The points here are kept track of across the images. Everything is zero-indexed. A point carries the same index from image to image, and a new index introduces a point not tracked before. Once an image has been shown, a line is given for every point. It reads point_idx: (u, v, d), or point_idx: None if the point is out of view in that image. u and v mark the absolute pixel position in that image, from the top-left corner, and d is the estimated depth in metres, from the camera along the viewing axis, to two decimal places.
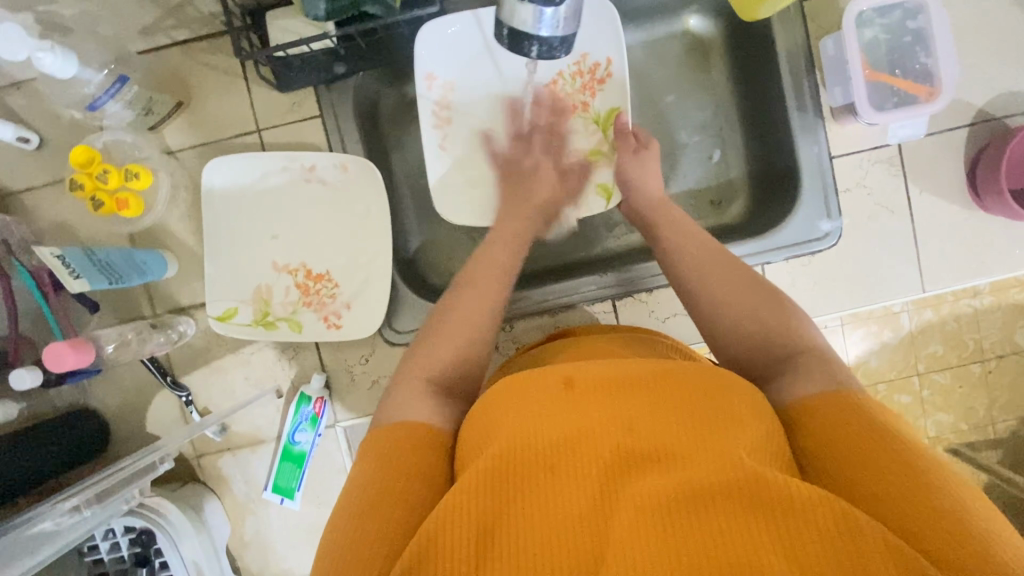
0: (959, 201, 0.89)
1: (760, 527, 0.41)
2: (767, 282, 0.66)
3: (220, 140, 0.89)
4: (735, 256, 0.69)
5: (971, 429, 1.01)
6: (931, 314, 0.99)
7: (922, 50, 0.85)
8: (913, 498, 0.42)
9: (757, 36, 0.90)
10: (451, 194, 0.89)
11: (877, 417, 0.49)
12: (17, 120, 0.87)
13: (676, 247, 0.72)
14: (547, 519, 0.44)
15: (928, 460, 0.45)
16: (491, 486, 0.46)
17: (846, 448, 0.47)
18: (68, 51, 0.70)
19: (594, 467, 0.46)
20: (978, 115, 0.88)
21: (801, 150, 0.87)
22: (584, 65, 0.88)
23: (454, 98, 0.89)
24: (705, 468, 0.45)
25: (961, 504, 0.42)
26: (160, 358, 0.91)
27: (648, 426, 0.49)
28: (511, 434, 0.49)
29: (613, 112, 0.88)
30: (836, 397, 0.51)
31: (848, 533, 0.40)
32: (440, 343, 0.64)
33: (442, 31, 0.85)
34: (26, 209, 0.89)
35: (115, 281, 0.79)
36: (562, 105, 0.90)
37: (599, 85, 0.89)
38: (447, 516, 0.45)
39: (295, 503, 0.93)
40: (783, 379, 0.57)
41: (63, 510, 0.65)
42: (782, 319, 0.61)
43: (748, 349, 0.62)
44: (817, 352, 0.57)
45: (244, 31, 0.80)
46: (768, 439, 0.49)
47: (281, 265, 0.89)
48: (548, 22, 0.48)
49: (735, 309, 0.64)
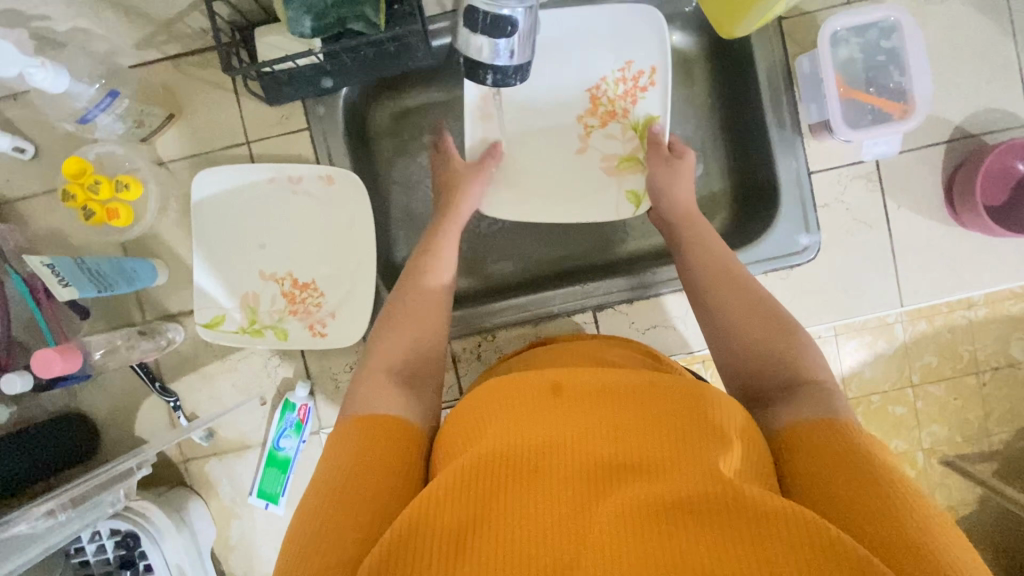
0: (936, 216, 0.90)
1: (738, 541, 0.41)
2: (782, 309, 0.65)
3: (211, 151, 0.91)
4: (750, 276, 0.70)
5: (968, 442, 0.99)
6: (925, 325, 0.96)
7: (896, 69, 0.87)
8: (893, 528, 0.43)
9: (737, 52, 0.92)
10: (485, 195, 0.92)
11: (865, 444, 0.50)
12: (15, 130, 0.90)
13: (695, 267, 0.72)
14: (526, 519, 0.44)
15: (908, 488, 0.46)
16: (473, 482, 0.46)
17: (828, 471, 0.48)
18: (59, 66, 0.72)
19: (575, 474, 0.46)
20: (956, 131, 0.89)
21: (780, 165, 0.89)
22: (629, 71, 0.90)
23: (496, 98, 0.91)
24: (685, 479, 0.45)
25: (932, 530, 0.42)
26: (149, 364, 0.93)
27: (632, 436, 0.49)
28: (498, 435, 0.50)
29: (651, 118, 0.90)
30: (827, 425, 0.52)
31: (825, 553, 0.40)
32: (391, 333, 0.67)
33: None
34: (22, 218, 0.91)
35: (104, 289, 0.81)
36: (602, 108, 0.92)
37: (642, 93, 0.90)
38: (426, 510, 0.45)
39: (280, 508, 0.94)
40: (785, 405, 0.57)
41: (38, 514, 0.66)
42: (791, 344, 0.61)
43: (750, 369, 0.62)
44: (824, 386, 0.57)
45: (233, 47, 0.83)
46: (752, 452, 0.50)
47: (268, 274, 0.91)
48: (503, 53, 0.51)
49: (747, 328, 0.64)
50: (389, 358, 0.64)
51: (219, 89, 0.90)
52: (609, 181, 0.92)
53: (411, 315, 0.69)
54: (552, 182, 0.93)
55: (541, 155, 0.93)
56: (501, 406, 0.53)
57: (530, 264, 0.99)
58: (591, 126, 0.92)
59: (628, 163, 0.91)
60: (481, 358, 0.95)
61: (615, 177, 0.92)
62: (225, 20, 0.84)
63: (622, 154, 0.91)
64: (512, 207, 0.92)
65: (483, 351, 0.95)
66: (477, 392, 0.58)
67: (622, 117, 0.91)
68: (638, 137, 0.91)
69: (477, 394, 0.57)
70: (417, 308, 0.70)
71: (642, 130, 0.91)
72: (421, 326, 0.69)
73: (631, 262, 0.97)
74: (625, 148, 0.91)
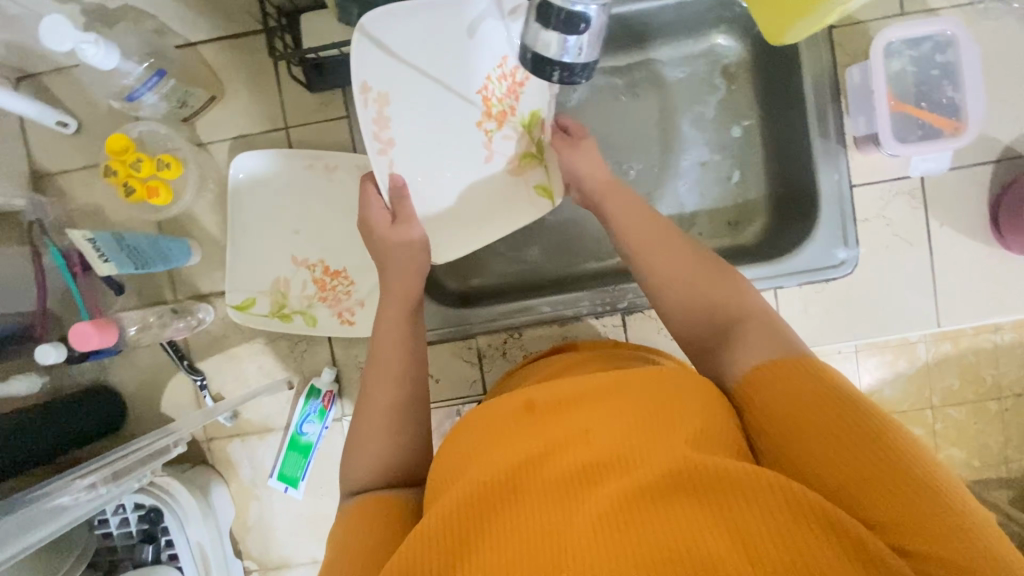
0: (978, 236, 0.88)
1: (723, 519, 0.41)
2: (719, 260, 0.66)
3: (251, 135, 0.92)
4: (672, 229, 0.70)
5: (986, 467, 0.96)
6: (949, 346, 0.94)
7: (949, 84, 0.84)
8: (866, 474, 0.43)
9: (784, 57, 0.90)
10: (440, 182, 0.85)
11: (828, 384, 0.48)
12: (57, 105, 0.91)
13: (629, 240, 0.70)
14: (514, 541, 0.42)
15: (870, 421, 0.45)
16: (456, 516, 0.45)
17: (794, 427, 0.47)
18: (110, 43, 0.72)
19: (554, 481, 0.45)
20: (1005, 151, 0.87)
21: (821, 177, 0.87)
22: (505, 67, 0.83)
23: (392, 111, 0.81)
24: (656, 461, 0.44)
25: (898, 461, 0.43)
26: (178, 342, 0.94)
27: (602, 430, 0.48)
28: (475, 466, 0.49)
29: (535, 114, 0.84)
30: (777, 366, 0.51)
31: (805, 523, 0.40)
32: (372, 429, 0.64)
33: (388, 26, 0.77)
34: (61, 191, 0.93)
35: (141, 266, 0.81)
36: (493, 109, 0.84)
37: (521, 88, 0.84)
38: (413, 551, 0.44)
39: (299, 492, 0.95)
40: (729, 348, 0.57)
41: (81, 486, 0.67)
42: (725, 288, 0.62)
43: (693, 317, 0.62)
44: (759, 317, 0.57)
45: (278, 31, 0.83)
46: (723, 426, 0.49)
47: (300, 260, 0.91)
48: (571, 50, 0.50)
49: (681, 278, 0.64)
50: (391, 436, 0.64)
51: (263, 74, 0.91)
52: (513, 184, 0.87)
53: (396, 399, 0.66)
54: (480, 185, 0.87)
55: (463, 180, 0.86)
56: (475, 435, 0.53)
57: (553, 262, 0.98)
58: (489, 130, 0.85)
59: (528, 161, 0.86)
60: (505, 355, 0.95)
61: (519, 177, 0.87)
62: (273, 4, 0.83)
63: (519, 152, 0.86)
64: (468, 218, 0.87)
65: (509, 347, 0.95)
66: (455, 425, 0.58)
67: (510, 116, 0.85)
68: (528, 134, 0.85)
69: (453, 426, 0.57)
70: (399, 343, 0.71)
71: (529, 125, 0.85)
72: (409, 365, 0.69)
73: None
74: (519, 148, 0.86)
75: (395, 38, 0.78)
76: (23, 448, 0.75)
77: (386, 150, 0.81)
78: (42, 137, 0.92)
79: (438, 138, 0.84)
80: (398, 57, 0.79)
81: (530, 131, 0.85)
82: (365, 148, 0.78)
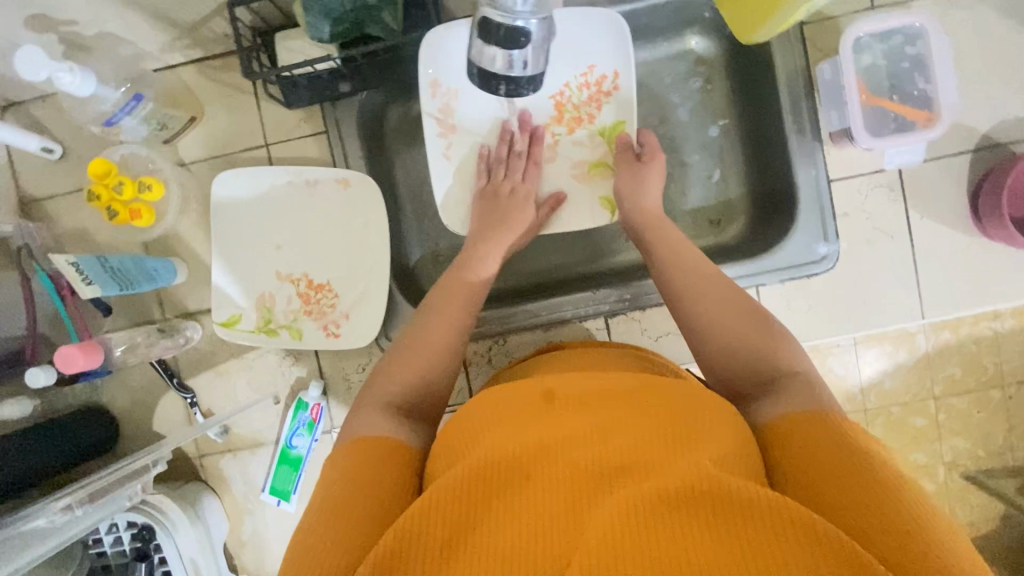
0: (960, 225, 0.88)
1: (730, 537, 0.41)
2: (769, 314, 0.65)
3: (230, 154, 0.93)
4: (723, 273, 0.70)
5: (991, 456, 0.96)
6: (949, 336, 0.94)
7: (921, 76, 0.85)
8: (883, 519, 0.42)
9: (757, 56, 0.90)
10: (463, 195, 0.90)
11: (858, 438, 0.49)
12: (43, 132, 0.93)
13: (667, 269, 0.72)
14: (516, 522, 0.43)
15: (893, 477, 0.45)
16: (463, 491, 0.46)
17: (815, 466, 0.47)
18: (86, 70, 0.73)
19: (565, 474, 0.46)
20: (983, 140, 0.87)
21: (798, 173, 0.87)
22: (591, 76, 0.88)
23: (457, 106, 0.88)
24: (672, 473, 0.44)
25: (918, 515, 0.42)
26: (168, 360, 0.95)
27: (621, 435, 0.49)
28: (488, 444, 0.50)
29: (618, 124, 0.88)
30: (812, 418, 0.52)
31: (813, 550, 0.40)
32: (371, 410, 0.60)
33: (453, 37, 0.84)
34: (48, 216, 0.94)
35: (126, 287, 0.82)
36: (567, 114, 0.89)
37: (605, 98, 0.88)
38: (417, 516, 0.45)
39: (291, 506, 0.96)
40: (766, 398, 0.57)
41: (53, 509, 0.68)
42: (769, 341, 0.62)
43: (735, 367, 0.62)
44: (805, 376, 0.58)
45: (254, 52, 0.85)
46: (741, 448, 0.49)
47: (284, 275, 0.92)
48: (515, 64, 0.51)
49: (729, 325, 0.64)
50: None
51: (242, 93, 0.92)
52: (578, 188, 0.90)
53: (408, 374, 0.64)
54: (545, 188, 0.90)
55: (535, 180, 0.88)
56: (494, 414, 0.54)
57: (537, 268, 0.99)
58: (558, 133, 0.90)
59: (598, 169, 0.89)
60: (490, 362, 0.96)
61: (587, 185, 0.90)
62: (247, 26, 0.85)
63: (591, 160, 0.89)
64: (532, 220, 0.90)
65: (493, 355, 0.95)
66: (467, 403, 0.58)
67: (588, 123, 0.89)
68: (605, 143, 0.89)
69: (468, 402, 0.58)
70: (415, 325, 0.69)
71: (609, 136, 0.89)
72: (438, 343, 0.67)
73: (630, 271, 0.96)
74: (592, 154, 0.89)
75: (452, 51, 0.85)
76: (16, 471, 0.76)
77: (447, 134, 0.89)
78: (28, 163, 0.94)
79: (493, 141, 0.89)
80: (463, 64, 0.86)
81: (608, 139, 0.89)
82: (426, 131, 0.87)
